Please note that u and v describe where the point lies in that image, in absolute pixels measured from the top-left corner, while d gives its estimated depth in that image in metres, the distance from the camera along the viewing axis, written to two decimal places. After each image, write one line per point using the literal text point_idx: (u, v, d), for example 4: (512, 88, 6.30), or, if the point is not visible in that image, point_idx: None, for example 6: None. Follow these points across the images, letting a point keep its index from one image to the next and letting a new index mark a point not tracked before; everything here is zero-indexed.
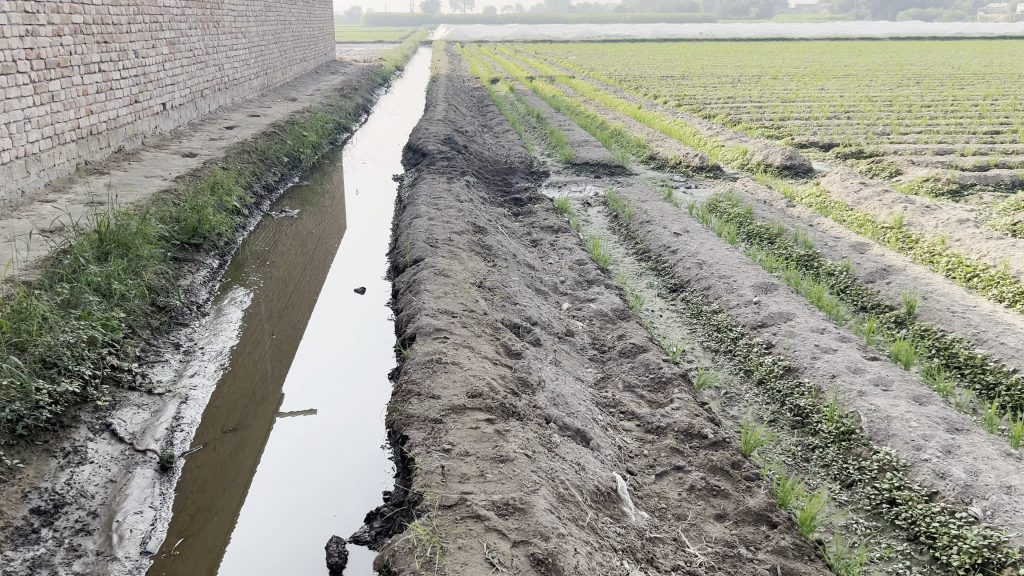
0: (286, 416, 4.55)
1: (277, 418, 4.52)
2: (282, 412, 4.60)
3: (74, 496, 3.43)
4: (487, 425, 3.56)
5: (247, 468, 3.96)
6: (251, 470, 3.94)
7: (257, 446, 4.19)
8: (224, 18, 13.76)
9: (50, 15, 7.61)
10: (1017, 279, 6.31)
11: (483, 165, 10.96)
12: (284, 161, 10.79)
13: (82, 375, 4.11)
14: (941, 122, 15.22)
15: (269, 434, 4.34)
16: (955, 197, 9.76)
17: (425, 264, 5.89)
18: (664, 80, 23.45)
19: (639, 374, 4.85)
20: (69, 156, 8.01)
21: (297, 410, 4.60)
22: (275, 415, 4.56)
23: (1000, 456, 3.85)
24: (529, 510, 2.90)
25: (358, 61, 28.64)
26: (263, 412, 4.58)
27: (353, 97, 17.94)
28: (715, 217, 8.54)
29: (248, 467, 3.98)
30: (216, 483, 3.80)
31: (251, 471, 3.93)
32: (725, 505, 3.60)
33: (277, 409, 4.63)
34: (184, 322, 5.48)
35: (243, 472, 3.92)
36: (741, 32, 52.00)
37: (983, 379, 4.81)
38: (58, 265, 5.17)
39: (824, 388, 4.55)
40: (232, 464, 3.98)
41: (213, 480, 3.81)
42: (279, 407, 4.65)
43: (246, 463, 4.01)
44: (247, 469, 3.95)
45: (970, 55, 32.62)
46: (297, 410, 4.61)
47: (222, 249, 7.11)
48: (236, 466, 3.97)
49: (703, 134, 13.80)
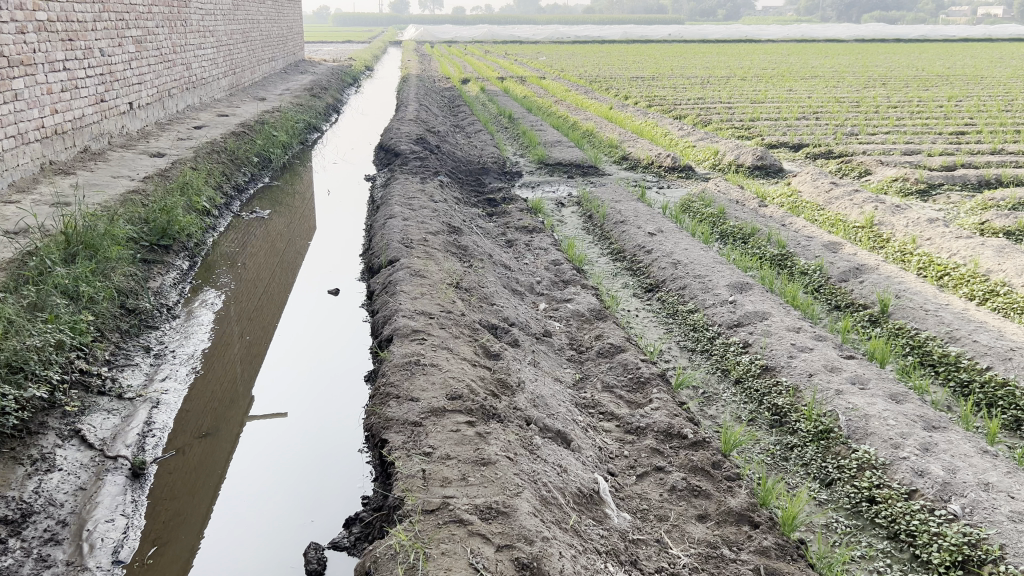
0: (256, 419, 4.48)
1: (247, 420, 4.45)
2: (254, 414, 4.53)
3: (42, 504, 3.33)
4: (468, 427, 3.52)
5: (218, 471, 3.90)
6: (220, 474, 3.87)
7: (228, 448, 4.12)
8: (191, 17, 13.56)
9: (13, 11, 7.43)
10: (987, 277, 6.40)
11: (456, 165, 10.91)
12: (253, 161, 10.65)
13: (49, 380, 4.01)
14: (908, 123, 15.42)
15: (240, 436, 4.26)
16: (924, 196, 9.88)
17: (401, 265, 5.82)
18: (634, 81, 23.54)
19: (617, 375, 4.83)
20: (33, 157, 7.84)
21: (268, 412, 4.53)
22: (246, 417, 4.48)
23: (977, 453, 3.88)
24: (512, 514, 2.85)
25: (328, 62, 28.00)
26: (234, 414, 4.50)
27: (323, 97, 17.79)
28: (689, 217, 8.57)
29: (220, 469, 3.91)
30: (186, 487, 3.72)
31: (221, 475, 3.86)
32: (707, 505, 3.59)
33: (247, 411, 4.56)
34: (154, 324, 5.37)
35: (214, 475, 3.85)
36: (709, 33, 52.19)
37: (957, 376, 4.85)
38: (24, 266, 5.04)
39: (802, 387, 4.56)
40: (204, 467, 3.92)
41: (183, 484, 3.74)
42: (250, 409, 4.58)
43: (218, 466, 3.94)
44: (218, 472, 3.88)
45: (932, 57, 33.22)
46: (268, 412, 4.53)
47: (192, 250, 6.99)
48: (207, 470, 3.90)
49: (675, 134, 13.85)
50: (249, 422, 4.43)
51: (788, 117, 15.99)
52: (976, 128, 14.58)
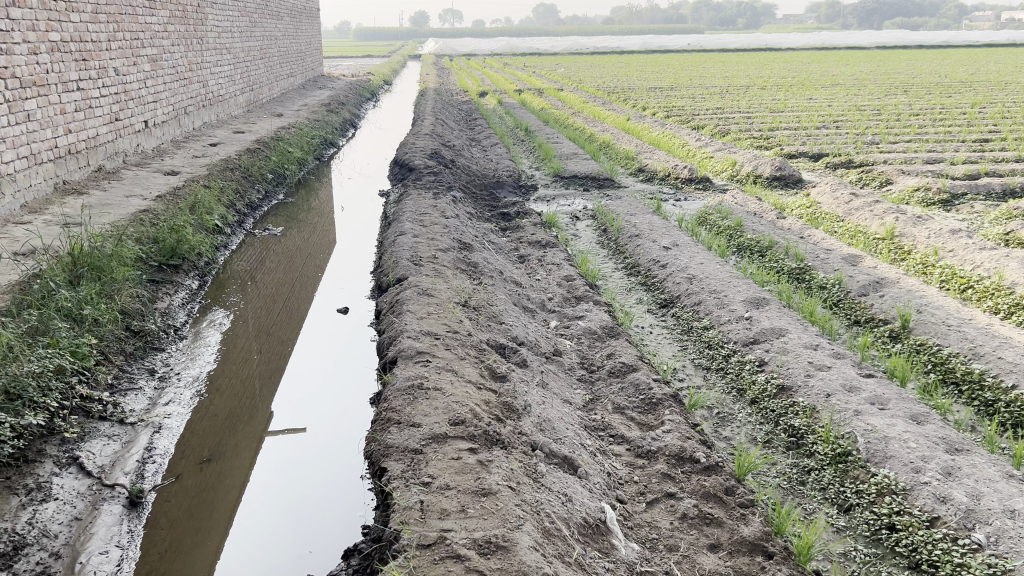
0: (276, 434, 4.53)
1: (265, 437, 4.49)
2: (271, 430, 4.57)
3: (36, 536, 3.26)
4: (469, 455, 3.42)
5: (233, 491, 3.91)
6: (235, 493, 3.89)
7: (245, 468, 4.14)
8: (207, 35, 13.62)
9: (26, 32, 7.44)
10: (1012, 290, 6.21)
11: (470, 180, 10.84)
12: (267, 179, 10.63)
13: (48, 408, 3.96)
14: (930, 131, 15.19)
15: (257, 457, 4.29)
16: (947, 205, 9.68)
17: (409, 284, 5.74)
18: (653, 92, 23.42)
19: (628, 396, 4.70)
20: (45, 177, 7.86)
21: (286, 428, 4.57)
22: (264, 434, 4.52)
23: (1002, 478, 3.71)
24: (512, 549, 2.75)
25: (347, 76, 28.27)
26: (251, 431, 4.54)
27: (340, 112, 17.78)
28: (705, 230, 8.43)
29: (236, 489, 3.92)
30: (200, 508, 3.73)
31: (236, 495, 3.86)
32: (719, 534, 3.46)
33: (266, 428, 4.60)
34: (160, 346, 5.33)
35: (230, 495, 3.87)
36: (728, 42, 51.96)
37: (981, 396, 4.69)
38: (28, 290, 5.01)
39: (819, 407, 4.42)
40: (217, 488, 3.92)
41: (196, 506, 3.74)
42: (267, 426, 4.61)
43: (233, 485, 3.95)
44: (235, 491, 3.90)
45: (956, 63, 32.82)
46: (285, 427, 4.58)
47: (202, 269, 6.96)
48: (220, 489, 3.91)
49: (692, 145, 13.71)
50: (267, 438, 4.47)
51: (807, 127, 15.82)
52: (999, 135, 14.31)
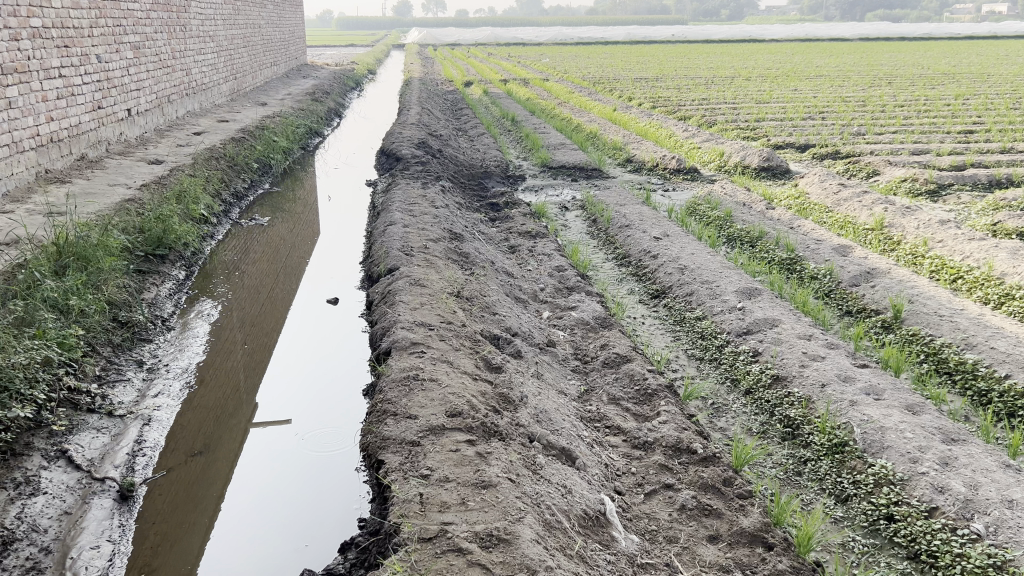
0: (261, 426, 4.45)
1: (251, 429, 4.42)
2: (256, 422, 4.50)
3: (24, 531, 3.20)
4: (467, 446, 3.38)
5: (220, 482, 3.84)
6: (222, 485, 3.82)
7: (232, 459, 4.07)
8: (190, 22, 13.44)
9: (7, 18, 7.30)
10: (1002, 280, 6.22)
11: (458, 169, 10.75)
12: (252, 168, 10.52)
13: (35, 400, 3.89)
14: (915, 122, 15.22)
15: (244, 446, 4.22)
16: (934, 197, 9.71)
17: (400, 273, 5.69)
18: (638, 82, 23.39)
19: (623, 387, 4.67)
20: (27, 165, 7.73)
21: (272, 419, 4.49)
22: (249, 426, 4.45)
23: (999, 468, 3.71)
24: (514, 542, 2.71)
25: (330, 65, 28.13)
26: (237, 423, 4.47)
27: (325, 101, 17.66)
28: (695, 220, 8.42)
29: (222, 481, 3.86)
30: (187, 501, 3.67)
31: (224, 486, 3.81)
32: (719, 525, 3.43)
33: (251, 419, 4.53)
34: (148, 338, 5.25)
35: (217, 487, 3.81)
36: (713, 32, 52.03)
37: (975, 386, 4.70)
38: (13, 280, 4.91)
39: (815, 398, 4.41)
40: (204, 480, 3.85)
41: (185, 498, 3.68)
42: (253, 418, 4.54)
43: (220, 477, 3.89)
44: (222, 482, 3.84)
45: (939, 55, 32.92)
46: (271, 419, 4.51)
47: (188, 259, 6.86)
48: (207, 481, 3.85)
49: (679, 136, 13.68)
50: (253, 430, 4.40)
51: (793, 117, 15.85)
52: (984, 127, 14.37)
